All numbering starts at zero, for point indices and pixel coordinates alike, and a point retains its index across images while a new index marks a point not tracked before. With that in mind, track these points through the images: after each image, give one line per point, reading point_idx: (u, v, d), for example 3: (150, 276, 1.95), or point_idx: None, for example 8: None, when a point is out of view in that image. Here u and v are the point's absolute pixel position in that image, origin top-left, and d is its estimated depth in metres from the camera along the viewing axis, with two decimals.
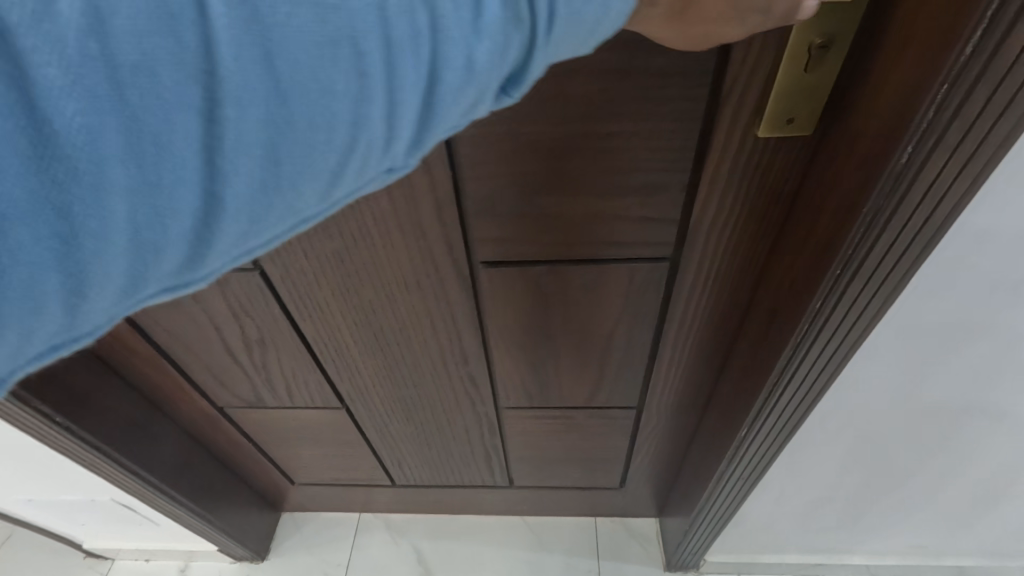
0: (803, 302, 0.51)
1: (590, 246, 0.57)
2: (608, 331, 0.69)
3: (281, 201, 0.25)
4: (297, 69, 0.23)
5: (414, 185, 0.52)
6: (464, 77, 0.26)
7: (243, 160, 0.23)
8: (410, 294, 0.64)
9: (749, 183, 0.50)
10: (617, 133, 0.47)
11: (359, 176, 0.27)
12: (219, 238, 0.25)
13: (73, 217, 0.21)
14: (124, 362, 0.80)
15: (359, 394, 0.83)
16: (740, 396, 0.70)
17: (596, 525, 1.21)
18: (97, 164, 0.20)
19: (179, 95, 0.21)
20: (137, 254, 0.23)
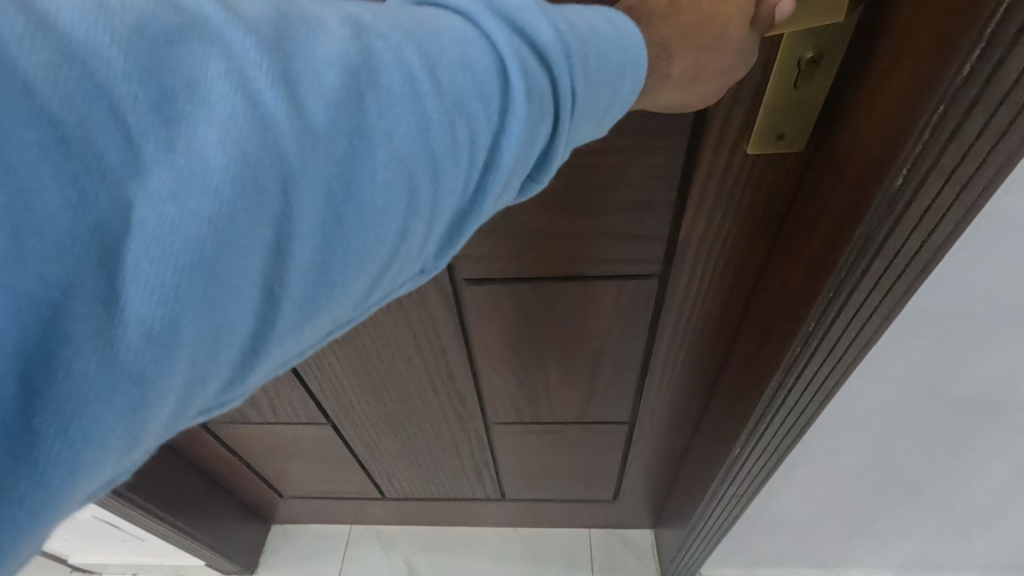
0: (798, 323, 0.50)
1: (574, 263, 0.56)
2: (597, 348, 0.67)
3: (330, 318, 0.23)
4: (359, 185, 0.21)
5: None
6: (503, 172, 0.25)
7: (301, 285, 0.21)
8: (392, 311, 0.62)
9: (739, 200, 0.48)
10: (600, 149, 0.45)
11: (394, 281, 0.26)
12: (264, 367, 0.22)
13: (136, 374, 0.17)
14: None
15: (344, 411, 0.81)
16: (734, 414, 0.68)
17: (590, 537, 1.19)
18: (159, 324, 0.17)
19: (252, 224, 0.19)
20: (187, 399, 0.20)
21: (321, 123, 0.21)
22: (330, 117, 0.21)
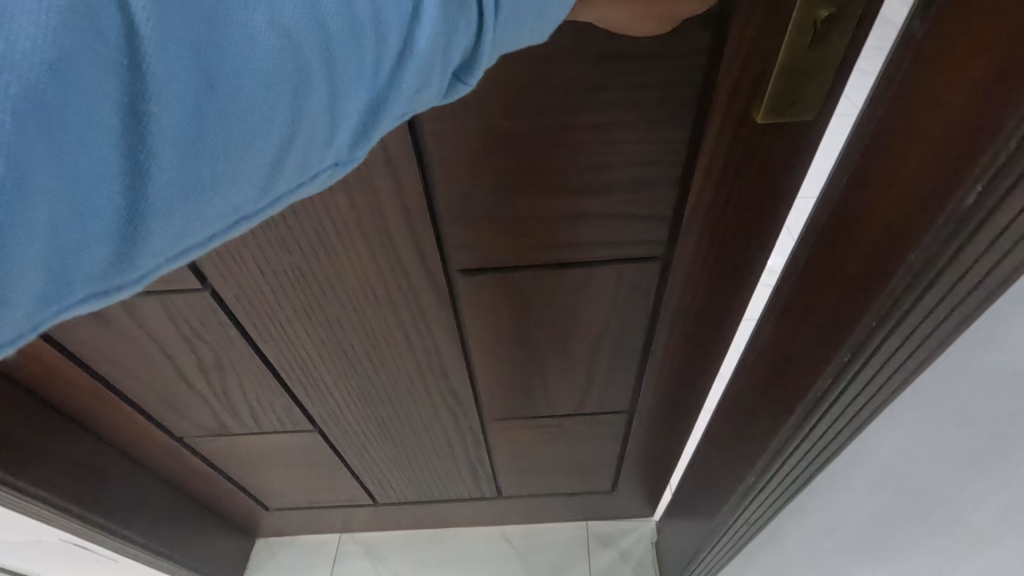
0: (825, 360, 0.43)
1: (575, 249, 0.53)
2: (596, 338, 0.65)
3: (217, 203, 0.20)
4: (284, 118, 0.20)
5: (378, 190, 0.46)
6: (419, 65, 0.22)
7: (174, 157, 0.18)
8: (382, 309, 0.59)
9: (746, 182, 0.46)
10: (602, 126, 0.43)
11: (299, 179, 0.23)
12: (140, 255, 0.20)
13: (73, 273, 0.18)
14: (61, 399, 0.71)
15: (331, 416, 0.77)
16: (740, 443, 0.63)
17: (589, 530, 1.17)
18: (77, 247, 0.18)
19: (102, 74, 0.17)
20: (42, 274, 0.17)
21: (251, 59, 0.19)
22: (260, 55, 0.19)
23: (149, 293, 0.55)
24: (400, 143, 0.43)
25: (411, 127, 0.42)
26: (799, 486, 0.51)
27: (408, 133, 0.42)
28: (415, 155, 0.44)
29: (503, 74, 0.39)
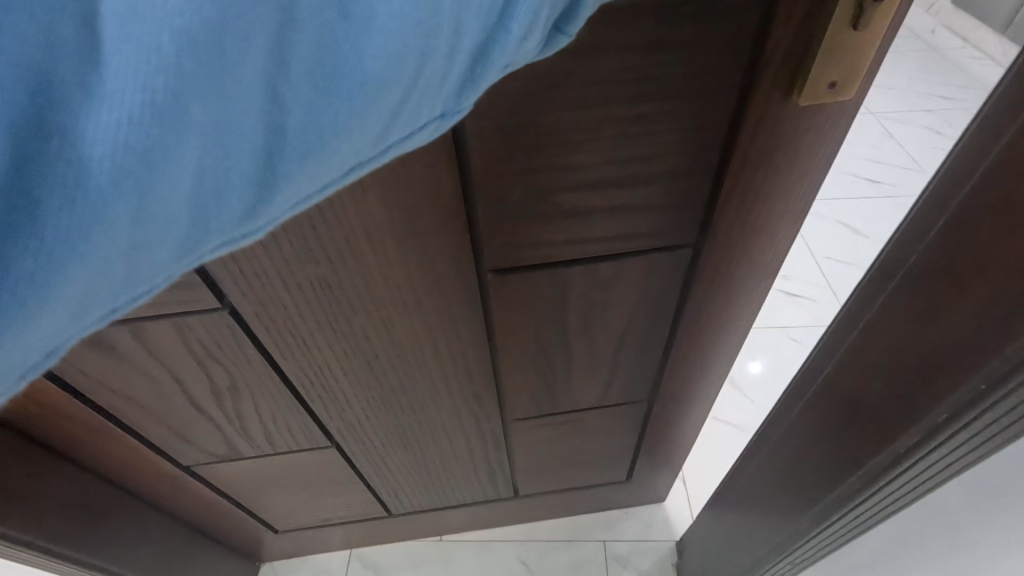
0: (885, 442, 0.43)
1: (610, 243, 0.52)
2: (623, 330, 0.65)
3: (337, 146, 0.24)
4: (400, 64, 0.23)
5: (414, 192, 0.44)
6: (522, 9, 0.25)
7: (299, 101, 0.23)
8: (410, 316, 0.57)
9: (780, 160, 0.47)
10: (645, 115, 0.42)
11: (410, 129, 0.26)
12: (271, 195, 0.24)
13: (214, 201, 0.23)
14: (63, 437, 0.65)
15: (349, 430, 0.74)
16: (771, 491, 0.63)
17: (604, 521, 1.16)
18: (219, 177, 0.22)
19: (243, 39, 0.21)
20: (192, 207, 0.22)
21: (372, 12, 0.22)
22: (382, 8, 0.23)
23: (162, 317, 0.51)
24: (439, 143, 0.41)
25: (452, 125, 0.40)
26: (855, 534, 0.51)
27: (449, 131, 0.40)
28: (454, 152, 0.42)
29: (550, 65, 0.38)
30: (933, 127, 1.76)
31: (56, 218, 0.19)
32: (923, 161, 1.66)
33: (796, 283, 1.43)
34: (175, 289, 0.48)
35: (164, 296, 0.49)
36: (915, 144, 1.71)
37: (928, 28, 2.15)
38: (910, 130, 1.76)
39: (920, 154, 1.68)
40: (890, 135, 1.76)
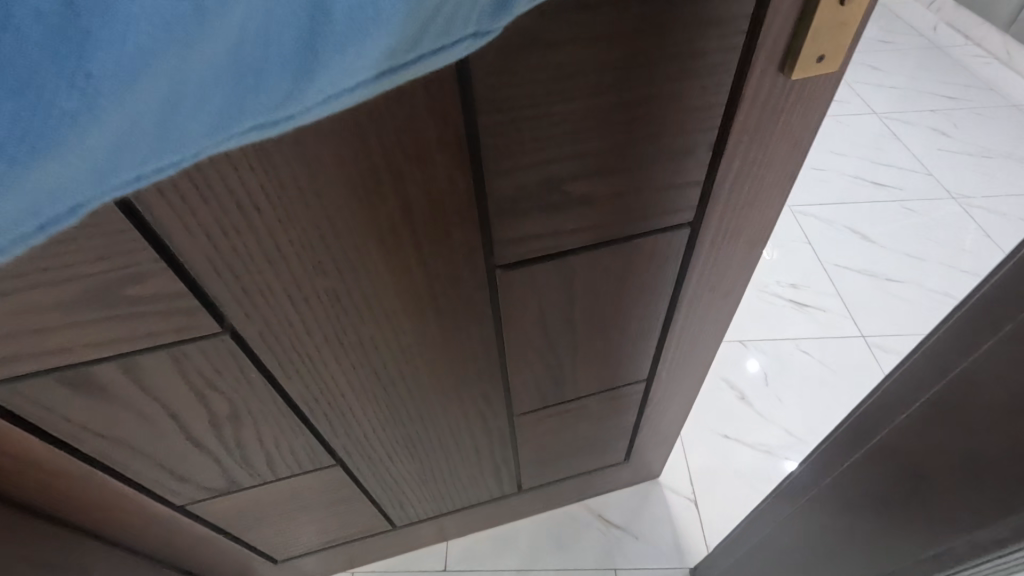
0: (954, 530, 0.40)
1: (614, 228, 0.53)
2: (625, 313, 0.66)
3: (378, 45, 0.23)
4: None
5: (425, 192, 0.43)
6: None
7: None
8: (418, 320, 0.56)
9: (773, 136, 0.49)
10: (651, 100, 0.42)
11: (447, 39, 0.25)
12: (307, 86, 0.23)
13: (251, 76, 0.22)
14: (51, 494, 0.60)
15: (356, 447, 0.72)
16: (816, 544, 0.61)
17: (603, 502, 1.18)
18: (259, 51, 0.22)
19: None
20: (227, 76, 0.22)
21: None
22: None
23: (157, 347, 0.48)
24: (452, 140, 0.40)
25: (465, 122, 0.39)
26: None
27: (461, 128, 0.40)
28: (468, 152, 0.41)
29: (563, 56, 0.37)
30: (936, 128, 1.91)
31: (108, 49, 0.20)
32: (925, 163, 1.79)
33: (806, 293, 1.49)
34: (172, 315, 0.45)
35: (161, 325, 0.46)
36: (919, 146, 1.85)
37: (931, 24, 2.38)
38: (914, 133, 1.90)
39: (924, 154, 1.82)
40: (896, 137, 1.89)
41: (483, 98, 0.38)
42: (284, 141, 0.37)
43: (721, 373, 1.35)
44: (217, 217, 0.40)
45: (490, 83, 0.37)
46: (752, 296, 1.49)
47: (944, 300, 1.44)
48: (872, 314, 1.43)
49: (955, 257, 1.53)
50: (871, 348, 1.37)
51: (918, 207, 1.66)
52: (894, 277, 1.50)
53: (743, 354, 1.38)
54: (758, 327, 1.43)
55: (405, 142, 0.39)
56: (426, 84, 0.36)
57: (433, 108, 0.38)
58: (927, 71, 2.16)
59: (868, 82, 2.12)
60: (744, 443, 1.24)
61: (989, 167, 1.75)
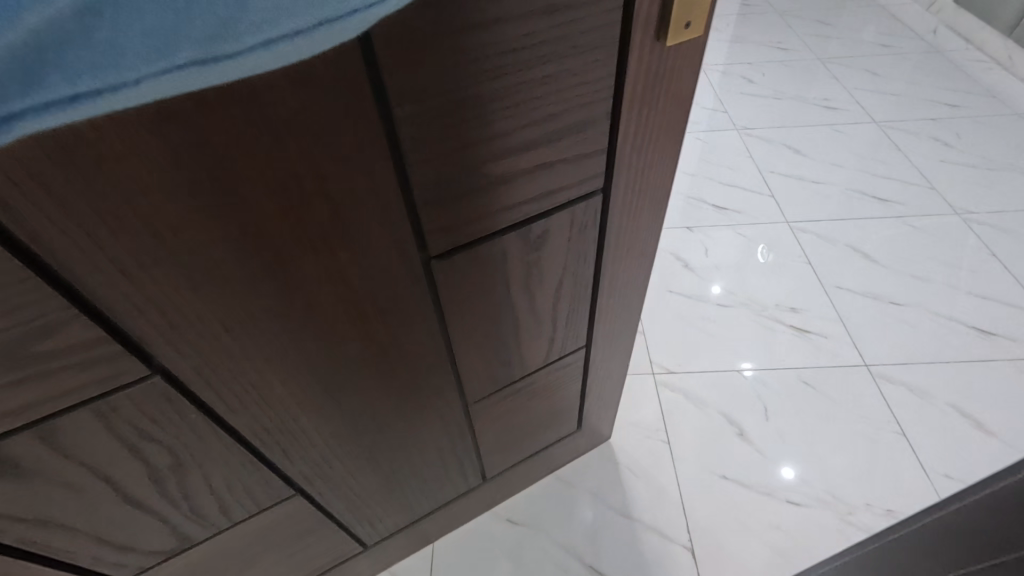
0: None
1: (535, 203, 0.56)
2: (557, 284, 0.69)
3: None
4: None
5: (351, 193, 0.43)
6: None
7: None
8: (359, 326, 0.55)
9: (660, 99, 0.54)
10: (550, 77, 0.45)
11: None
12: (241, 18, 0.26)
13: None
14: None
15: (314, 471, 0.69)
16: None
17: (562, 478, 1.21)
18: None
19: None
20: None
21: None
22: None
23: (79, 407, 0.44)
24: (370, 136, 0.41)
25: (382, 117, 0.40)
26: None
27: (379, 123, 0.40)
28: (386, 145, 0.42)
29: (465, 45, 0.39)
30: (938, 137, 1.89)
31: None
32: (926, 173, 1.77)
33: (804, 318, 1.44)
34: (93, 367, 0.42)
35: (81, 380, 0.42)
36: (924, 157, 1.82)
37: (931, 27, 2.38)
38: (915, 142, 1.88)
39: (926, 166, 1.79)
40: (898, 148, 1.86)
41: (395, 91, 0.39)
42: (195, 157, 0.35)
43: (720, 408, 1.29)
44: (129, 248, 0.37)
45: (399, 77, 0.38)
46: (751, 321, 1.44)
47: (946, 323, 1.40)
48: (877, 339, 1.38)
49: (955, 277, 1.50)
50: (877, 378, 1.31)
51: (920, 223, 1.63)
52: (897, 300, 1.46)
53: (741, 385, 1.32)
54: (764, 356, 1.37)
55: (325, 146, 0.39)
56: (337, 84, 0.36)
57: (347, 106, 0.38)
58: (928, 74, 2.14)
59: (866, 88, 2.10)
60: (743, 485, 1.17)
61: (990, 181, 1.73)
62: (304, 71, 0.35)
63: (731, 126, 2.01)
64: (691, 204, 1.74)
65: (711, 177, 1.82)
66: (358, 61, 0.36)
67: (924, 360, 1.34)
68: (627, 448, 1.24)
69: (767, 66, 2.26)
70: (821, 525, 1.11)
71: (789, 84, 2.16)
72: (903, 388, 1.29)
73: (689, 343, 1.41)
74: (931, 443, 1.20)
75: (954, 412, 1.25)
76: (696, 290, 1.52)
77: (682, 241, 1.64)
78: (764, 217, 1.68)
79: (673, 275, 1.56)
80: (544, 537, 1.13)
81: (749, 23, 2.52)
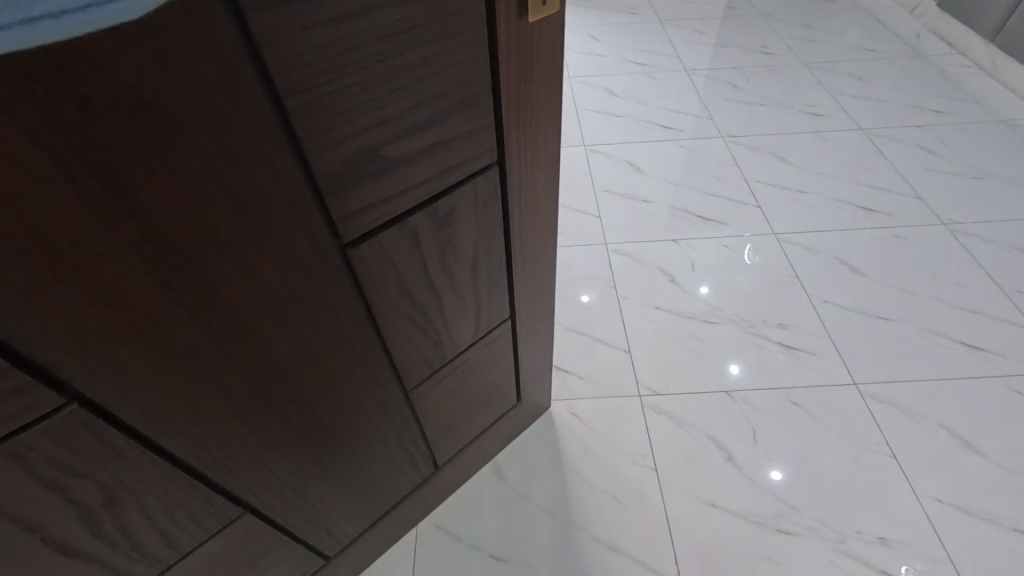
0: None
1: (437, 182, 0.60)
2: (473, 260, 0.74)
3: None
4: None
5: (256, 190, 0.45)
6: None
7: None
8: (285, 323, 0.56)
9: (532, 72, 0.60)
10: (429, 57, 0.49)
11: None
12: None
13: None
14: None
15: (262, 484, 0.69)
16: None
17: (501, 470, 1.24)
18: None
19: None
20: None
21: None
22: None
23: None
24: (267, 131, 0.42)
25: (276, 111, 0.42)
26: None
27: (273, 116, 0.42)
28: (283, 136, 0.43)
29: (344, 33, 0.42)
30: (925, 146, 1.93)
31: None
32: (915, 184, 1.79)
33: (793, 335, 1.44)
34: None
35: None
36: (907, 166, 1.86)
37: (916, 32, 2.49)
38: (902, 151, 1.92)
39: (913, 176, 1.82)
40: (883, 155, 1.91)
41: (282, 82, 0.41)
42: (84, 168, 0.35)
43: (709, 433, 1.26)
44: (23, 270, 0.36)
45: (285, 69, 0.40)
46: (739, 337, 1.44)
47: (931, 336, 1.41)
48: (871, 360, 1.37)
49: (940, 289, 1.51)
50: (865, 397, 1.31)
51: (905, 234, 1.65)
52: (884, 315, 1.46)
53: (723, 402, 1.32)
54: (758, 376, 1.36)
55: (222, 143, 0.40)
56: (224, 80, 0.38)
57: (237, 102, 0.39)
58: (913, 81, 2.22)
59: (850, 94, 2.18)
60: (734, 513, 1.15)
61: (978, 190, 1.76)
62: (186, 71, 0.36)
63: (717, 133, 2.04)
64: (678, 214, 1.76)
65: (697, 187, 1.84)
66: (242, 58, 0.38)
67: (914, 376, 1.34)
68: (569, 443, 1.27)
69: (752, 71, 2.34)
70: (813, 553, 1.09)
71: (772, 90, 2.23)
72: (889, 406, 1.29)
73: (693, 369, 1.38)
74: (924, 467, 1.19)
75: (948, 435, 1.24)
76: (685, 308, 1.51)
77: (669, 254, 1.65)
78: (755, 228, 1.70)
79: (663, 291, 1.55)
80: (508, 512, 1.17)
81: (733, 30, 2.61)
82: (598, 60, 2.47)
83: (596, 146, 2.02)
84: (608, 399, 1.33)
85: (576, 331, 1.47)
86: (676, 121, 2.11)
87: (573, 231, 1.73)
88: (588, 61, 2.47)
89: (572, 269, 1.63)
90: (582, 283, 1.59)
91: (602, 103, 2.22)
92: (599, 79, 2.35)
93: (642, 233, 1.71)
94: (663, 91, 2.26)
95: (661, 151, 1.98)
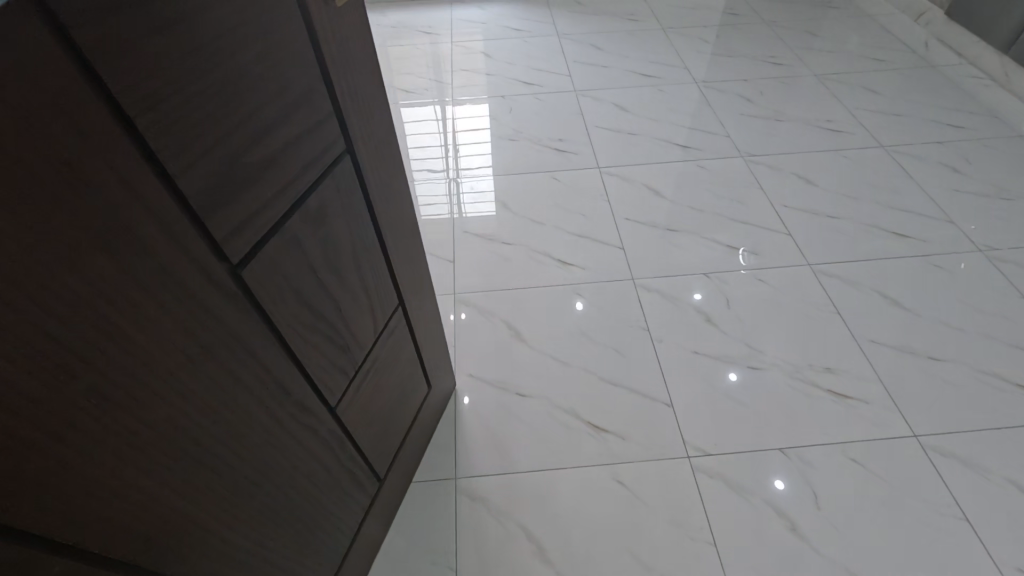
0: None
1: (300, 177, 0.58)
2: (352, 253, 0.73)
3: None
4: None
5: (131, 226, 0.41)
6: None
7: None
8: (199, 370, 0.51)
9: (350, 50, 0.61)
10: (260, 51, 0.48)
11: None
12: None
13: None
14: None
15: (220, 560, 0.62)
16: None
17: (503, 511, 1.21)
18: None
19: None
20: None
21: None
22: None
23: None
24: (126, 157, 0.39)
25: (127, 132, 0.39)
26: None
27: (126, 138, 0.39)
28: (141, 159, 0.40)
29: (175, 38, 0.40)
30: (949, 164, 2.00)
31: None
32: (941, 206, 1.85)
33: (839, 379, 1.41)
34: None
35: None
36: (937, 186, 1.92)
37: (923, 41, 2.63)
38: (927, 169, 1.99)
39: (938, 195, 1.89)
40: (908, 174, 1.98)
41: (125, 98, 0.38)
42: None
43: (764, 497, 1.21)
44: None
45: (125, 83, 0.37)
46: (787, 383, 1.41)
47: (984, 378, 1.40)
48: (926, 402, 1.36)
49: (984, 321, 1.52)
50: (928, 451, 1.28)
51: (940, 262, 1.68)
52: (934, 355, 1.46)
53: (783, 463, 1.26)
54: (754, 394, 1.39)
55: (84, 181, 0.36)
56: (69, 107, 0.34)
57: (89, 130, 0.36)
58: (921, 91, 2.35)
59: (870, 106, 2.29)
60: None
61: (1004, 210, 1.82)
62: (28, 106, 0.32)
63: (735, 152, 2.10)
64: (700, 241, 1.77)
65: (726, 214, 1.86)
66: (79, 79, 0.34)
67: (1008, 424, 1.31)
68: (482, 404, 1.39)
69: (763, 82, 2.46)
70: None
71: (784, 103, 2.34)
72: (956, 463, 1.25)
73: (710, 410, 1.36)
74: (983, 507, 1.19)
75: (1016, 489, 1.21)
76: (722, 350, 1.49)
77: (702, 287, 1.64)
78: (778, 258, 1.71)
79: (706, 336, 1.52)
80: (463, 491, 1.24)
81: (733, 35, 2.80)
82: (602, 71, 2.56)
83: (608, 167, 2.05)
84: (652, 461, 1.27)
85: (548, 355, 1.48)
86: (692, 139, 2.17)
87: (596, 261, 1.72)
88: (591, 71, 2.55)
89: (560, 284, 1.66)
90: (570, 296, 1.62)
91: (614, 119, 2.27)
92: (607, 93, 2.42)
93: (671, 266, 1.70)
94: (671, 104, 2.34)
95: (675, 169, 2.03)
